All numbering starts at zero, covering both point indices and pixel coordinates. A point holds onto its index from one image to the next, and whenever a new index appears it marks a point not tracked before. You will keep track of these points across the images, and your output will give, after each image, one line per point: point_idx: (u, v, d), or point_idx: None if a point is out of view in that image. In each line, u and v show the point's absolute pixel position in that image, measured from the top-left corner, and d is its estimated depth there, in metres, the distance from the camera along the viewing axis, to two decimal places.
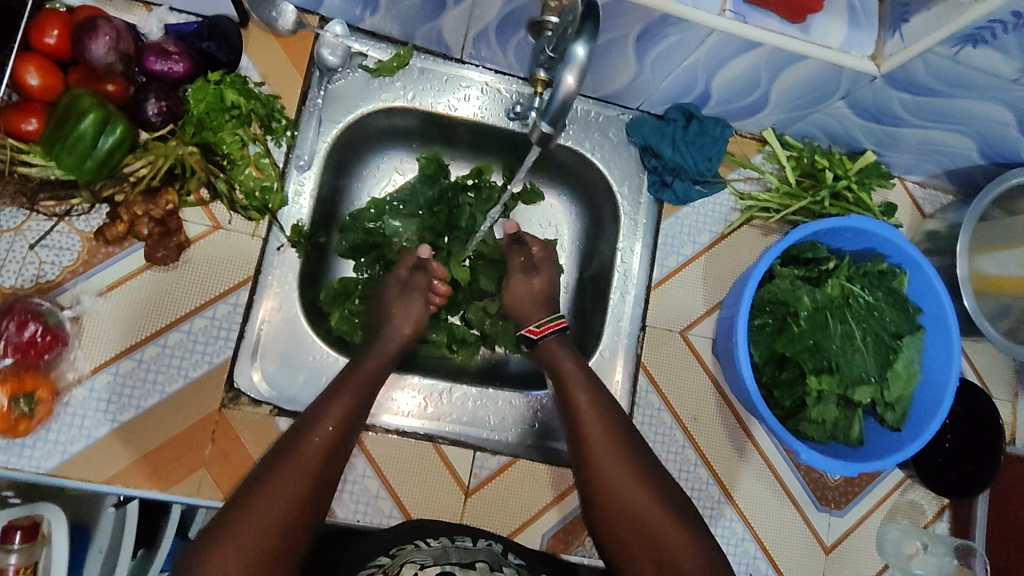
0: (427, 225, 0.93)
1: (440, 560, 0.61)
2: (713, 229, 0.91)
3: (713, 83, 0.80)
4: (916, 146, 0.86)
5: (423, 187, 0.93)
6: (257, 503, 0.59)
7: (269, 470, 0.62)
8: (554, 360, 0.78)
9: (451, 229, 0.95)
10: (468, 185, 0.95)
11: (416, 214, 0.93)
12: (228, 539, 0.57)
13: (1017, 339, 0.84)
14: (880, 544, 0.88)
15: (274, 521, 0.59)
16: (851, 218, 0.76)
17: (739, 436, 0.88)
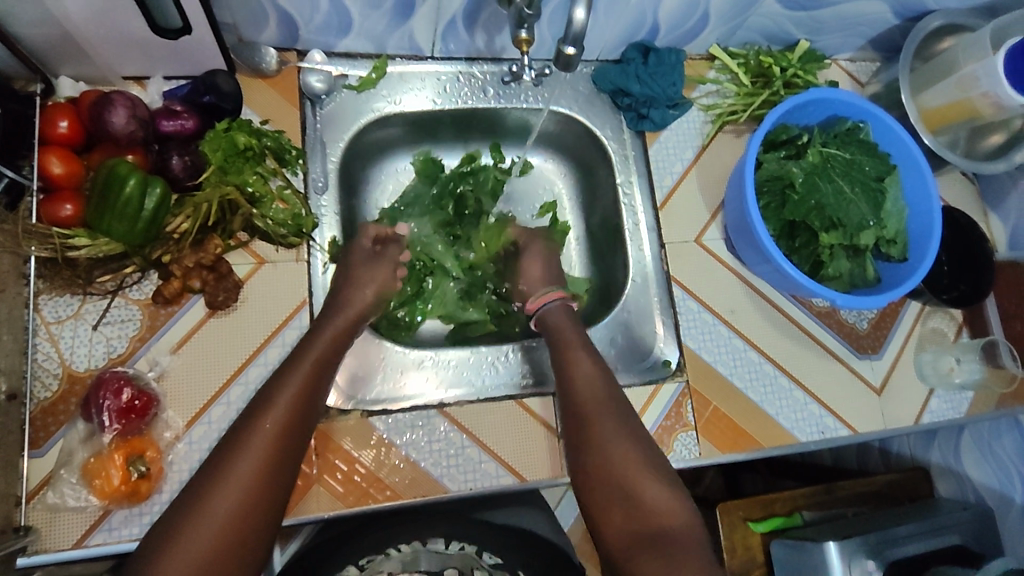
0: (440, 220, 1.01)
1: (410, 566, 0.79)
2: (695, 143, 1.00)
3: (660, 13, 0.91)
4: (839, 25, 0.99)
5: (424, 186, 1.01)
6: (212, 499, 0.59)
7: (223, 457, 0.62)
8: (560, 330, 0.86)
9: (461, 217, 1.02)
10: (464, 172, 1.03)
11: (426, 211, 1.01)
12: (183, 533, 0.57)
13: (974, 157, 0.98)
14: (920, 370, 0.98)
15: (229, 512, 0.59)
16: (812, 90, 0.87)
17: (776, 316, 0.95)
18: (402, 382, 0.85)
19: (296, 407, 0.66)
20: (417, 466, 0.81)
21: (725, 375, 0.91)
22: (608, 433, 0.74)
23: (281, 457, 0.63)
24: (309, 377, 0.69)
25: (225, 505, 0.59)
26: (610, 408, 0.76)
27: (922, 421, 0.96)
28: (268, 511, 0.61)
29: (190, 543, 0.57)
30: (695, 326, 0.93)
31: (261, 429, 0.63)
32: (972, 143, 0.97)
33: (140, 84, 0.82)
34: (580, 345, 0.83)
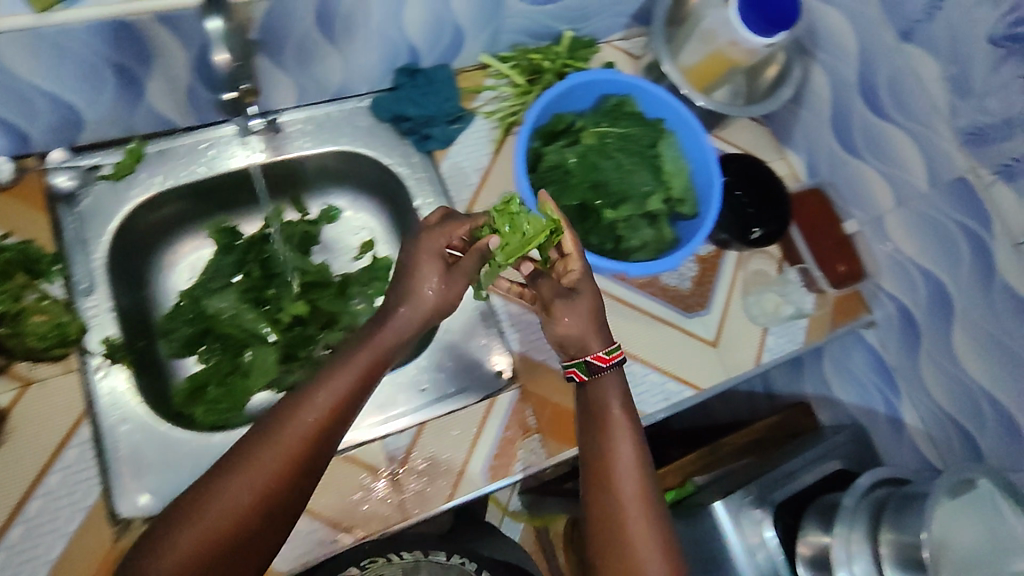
0: (246, 288, 0.98)
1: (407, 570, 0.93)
2: (485, 151, 1.00)
3: (410, 36, 0.90)
4: (594, 9, 1.01)
5: (222, 258, 0.99)
6: (222, 499, 0.61)
7: (237, 461, 0.62)
8: (603, 399, 0.75)
9: (270, 280, 1.00)
10: (266, 234, 1.01)
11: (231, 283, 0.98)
12: (189, 517, 0.60)
13: (752, 97, 1.02)
14: (749, 312, 1.00)
15: (219, 522, 0.60)
16: (570, 77, 0.89)
17: (599, 299, 0.96)
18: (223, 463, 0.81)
19: (319, 429, 0.64)
20: None
21: (560, 370, 0.91)
22: (629, 508, 0.69)
23: (296, 474, 0.63)
24: (358, 382, 0.68)
25: (221, 518, 0.60)
26: (635, 478, 0.71)
27: (763, 360, 0.98)
28: (279, 522, 0.63)
29: (194, 528, 0.60)
30: (521, 329, 0.92)
31: (280, 442, 0.63)
32: (750, 88, 1.02)
33: None
34: (619, 398, 0.75)
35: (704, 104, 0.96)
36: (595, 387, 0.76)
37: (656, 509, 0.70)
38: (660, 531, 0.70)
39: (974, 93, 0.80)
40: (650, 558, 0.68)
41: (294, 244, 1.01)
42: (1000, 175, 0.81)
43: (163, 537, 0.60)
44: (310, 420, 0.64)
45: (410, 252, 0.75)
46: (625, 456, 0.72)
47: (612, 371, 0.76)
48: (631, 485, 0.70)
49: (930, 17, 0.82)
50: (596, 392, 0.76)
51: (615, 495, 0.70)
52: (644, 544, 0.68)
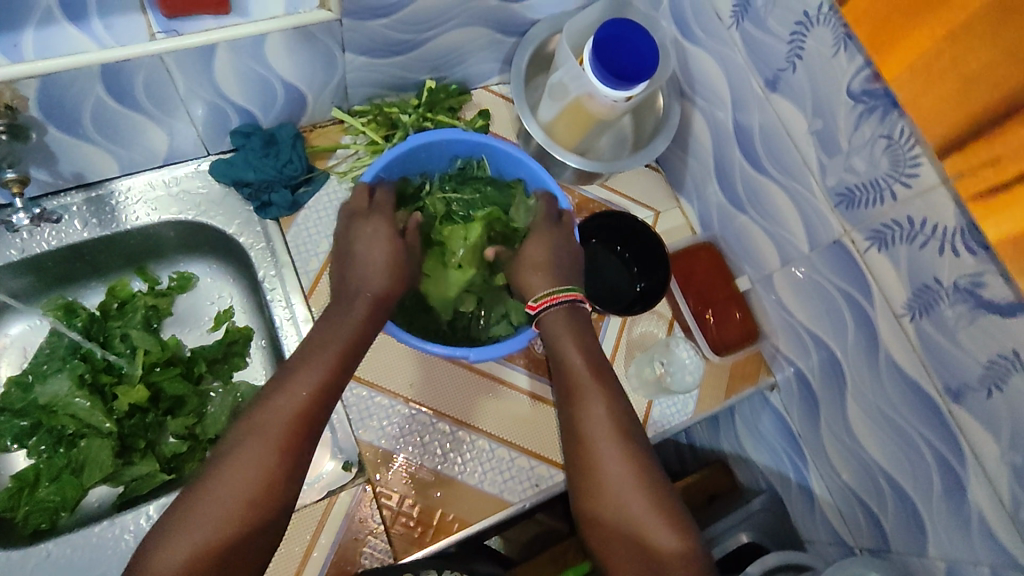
0: (81, 372, 0.89)
1: None
2: (339, 215, 0.92)
3: (232, 98, 0.83)
4: (453, 58, 0.93)
5: (55, 339, 0.90)
6: (222, 490, 0.61)
7: (231, 449, 0.64)
8: (560, 349, 0.76)
9: (112, 361, 0.91)
10: (111, 309, 0.94)
11: (65, 366, 0.88)
12: (186, 515, 0.61)
13: (639, 144, 0.99)
14: (629, 383, 0.92)
15: (242, 491, 0.62)
16: (410, 139, 0.82)
17: (458, 374, 0.88)
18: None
19: (313, 403, 0.67)
20: None
21: (413, 460, 0.83)
22: (605, 457, 0.70)
23: (293, 448, 0.65)
24: (331, 367, 0.69)
25: (235, 496, 0.61)
26: (608, 419, 0.71)
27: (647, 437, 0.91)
28: (276, 505, 0.63)
29: (193, 524, 0.60)
30: (371, 415, 0.84)
31: (269, 425, 0.65)
32: (636, 138, 1.00)
33: None
34: (578, 346, 0.76)
35: (574, 164, 0.90)
36: (546, 322, 0.77)
37: (635, 449, 0.70)
38: (639, 471, 0.69)
39: (841, 150, 0.73)
40: (638, 501, 0.67)
41: (138, 318, 0.93)
42: (873, 242, 0.73)
43: (166, 537, 0.60)
44: (294, 401, 0.66)
45: (349, 240, 0.78)
46: (595, 402, 0.73)
47: (552, 312, 0.77)
48: (600, 437, 0.70)
49: (792, 67, 0.76)
50: (553, 333, 0.77)
51: (589, 448, 0.70)
52: (627, 495, 0.68)
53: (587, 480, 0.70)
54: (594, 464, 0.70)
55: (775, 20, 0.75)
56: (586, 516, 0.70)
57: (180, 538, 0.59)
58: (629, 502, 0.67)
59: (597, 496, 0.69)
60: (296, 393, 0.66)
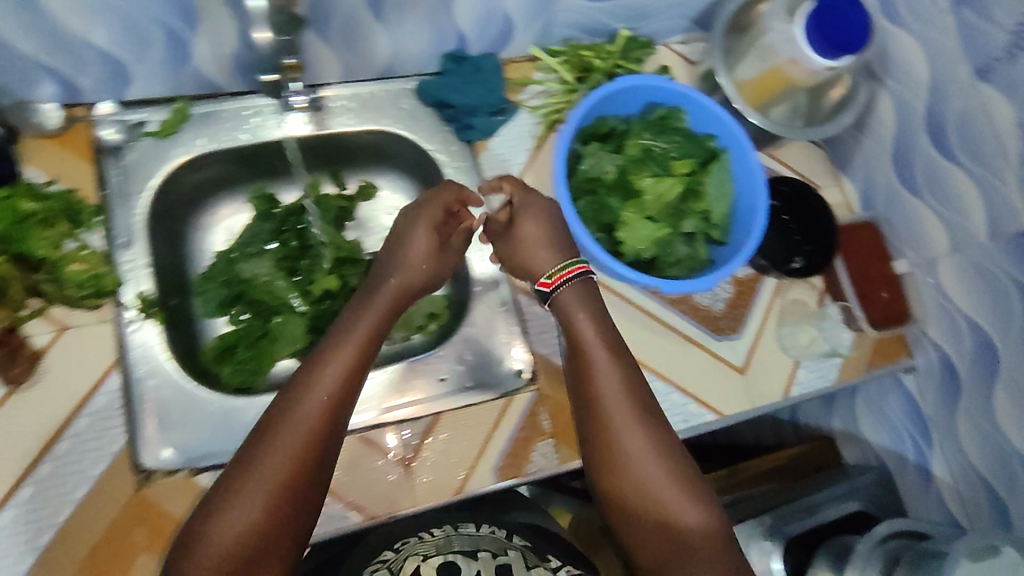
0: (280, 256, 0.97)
1: (444, 549, 0.70)
2: (528, 146, 0.98)
3: (458, 20, 0.88)
4: (653, 9, 0.97)
5: (260, 224, 0.98)
6: (272, 461, 0.59)
7: (270, 424, 0.61)
8: (568, 314, 0.75)
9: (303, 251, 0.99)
10: (304, 204, 0.99)
11: (266, 250, 0.97)
12: (211, 506, 0.57)
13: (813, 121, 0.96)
14: (780, 342, 0.97)
15: (294, 463, 0.59)
16: (617, 81, 0.85)
17: (625, 311, 0.94)
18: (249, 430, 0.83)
19: (349, 382, 0.65)
20: None
21: None
22: (620, 449, 0.67)
23: (323, 437, 0.61)
24: (353, 359, 0.66)
25: (281, 463, 0.59)
26: (636, 414, 0.68)
27: (791, 394, 0.96)
28: (313, 482, 0.61)
29: (255, 483, 0.58)
30: (544, 331, 0.92)
31: (322, 395, 0.63)
32: (812, 107, 0.96)
33: None
34: (603, 348, 0.72)
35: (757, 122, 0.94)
36: (559, 299, 0.76)
37: (660, 438, 0.68)
38: (668, 468, 0.67)
39: None
40: (665, 488, 0.65)
41: (330, 217, 1.00)
42: None
43: (215, 505, 0.57)
44: (337, 373, 0.65)
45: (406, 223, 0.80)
46: (614, 393, 0.69)
47: (563, 288, 0.76)
48: (634, 428, 0.68)
49: (1011, 57, 0.79)
50: (561, 307, 0.76)
51: (620, 433, 0.68)
52: (655, 488, 0.66)
53: (610, 465, 0.68)
54: (619, 463, 0.67)
55: (1001, 10, 0.78)
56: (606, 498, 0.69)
57: (230, 509, 0.57)
58: (655, 492, 0.65)
59: (625, 489, 0.67)
60: (337, 370, 0.65)
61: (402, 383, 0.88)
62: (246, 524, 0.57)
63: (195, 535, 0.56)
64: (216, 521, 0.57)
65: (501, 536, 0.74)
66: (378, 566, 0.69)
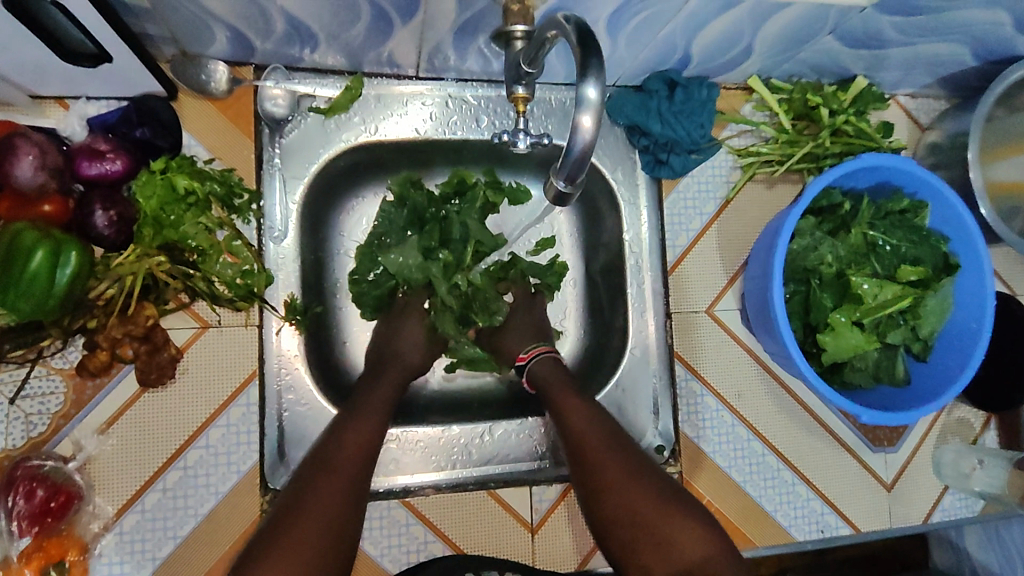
0: (422, 246, 0.80)
1: None
2: (717, 195, 0.86)
3: (694, 45, 0.74)
4: (905, 63, 0.82)
5: (395, 210, 0.80)
6: (301, 529, 0.58)
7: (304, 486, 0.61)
8: (544, 379, 0.76)
9: (445, 243, 0.81)
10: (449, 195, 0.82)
11: (406, 238, 0.80)
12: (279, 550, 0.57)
13: None
14: (937, 467, 0.89)
15: (331, 522, 0.59)
16: (866, 157, 0.73)
17: (783, 401, 0.86)
18: (379, 464, 0.76)
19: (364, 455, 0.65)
20: (374, 561, 0.75)
21: (723, 468, 0.84)
22: (606, 479, 0.68)
23: (355, 497, 0.62)
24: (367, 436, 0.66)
25: (321, 518, 0.59)
26: (613, 456, 0.69)
27: (931, 520, 0.89)
28: (349, 534, 0.60)
29: (284, 545, 0.57)
30: (696, 410, 0.84)
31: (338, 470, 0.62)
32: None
33: (60, 106, 0.68)
34: (576, 401, 0.73)
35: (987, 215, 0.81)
36: (534, 374, 0.77)
37: (634, 464, 0.69)
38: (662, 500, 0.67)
39: None
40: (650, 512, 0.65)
41: (479, 211, 0.81)
42: None
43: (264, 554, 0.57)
44: (352, 438, 0.65)
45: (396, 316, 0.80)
46: (590, 432, 0.71)
47: (535, 361, 0.77)
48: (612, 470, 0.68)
49: None
50: (540, 378, 0.77)
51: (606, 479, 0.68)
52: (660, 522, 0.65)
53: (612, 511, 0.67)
54: (606, 493, 0.67)
55: None
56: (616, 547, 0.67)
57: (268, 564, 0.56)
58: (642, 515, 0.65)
59: (615, 519, 0.66)
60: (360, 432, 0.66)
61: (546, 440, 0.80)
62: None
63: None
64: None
65: None
66: None
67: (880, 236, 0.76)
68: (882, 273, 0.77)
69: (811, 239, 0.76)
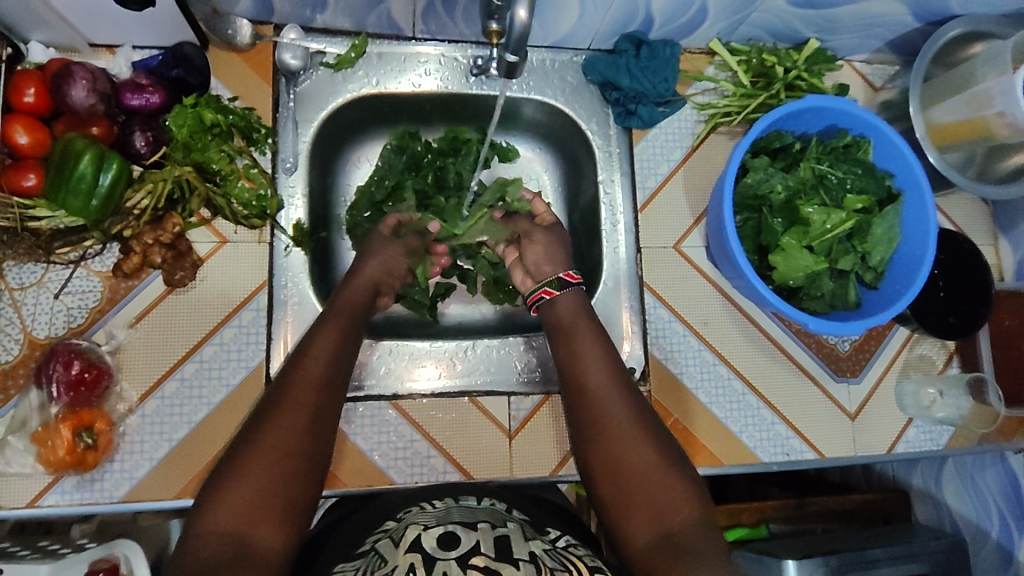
0: (419, 188, 0.95)
1: (443, 520, 0.62)
2: (684, 144, 0.95)
3: (653, 5, 0.84)
4: (854, 25, 0.91)
5: (394, 159, 0.95)
6: (251, 451, 0.60)
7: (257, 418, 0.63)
8: (560, 325, 0.80)
9: (441, 189, 0.96)
10: (443, 149, 0.96)
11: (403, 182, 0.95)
12: (240, 474, 0.59)
13: (988, 179, 0.91)
14: (898, 399, 0.94)
15: (279, 445, 0.61)
16: (809, 98, 0.81)
17: (748, 330, 0.93)
18: (369, 369, 0.85)
19: (318, 386, 0.66)
20: (366, 457, 0.82)
21: (691, 390, 0.90)
22: (612, 420, 0.70)
23: (313, 424, 0.64)
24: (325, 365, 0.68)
25: (277, 445, 0.61)
26: (620, 402, 0.71)
27: (895, 450, 0.93)
28: (309, 459, 0.62)
29: (247, 470, 0.59)
30: (664, 336, 0.91)
31: (294, 398, 0.64)
32: (987, 162, 0.91)
33: (110, 51, 0.81)
34: (591, 356, 0.76)
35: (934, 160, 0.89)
36: (555, 314, 0.81)
37: (636, 410, 0.71)
38: (655, 447, 0.68)
39: None
40: (647, 456, 0.67)
41: (472, 161, 0.96)
42: None
43: (227, 478, 0.58)
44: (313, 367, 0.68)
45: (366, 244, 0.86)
46: (596, 378, 0.74)
47: (569, 292, 0.82)
48: (619, 416, 0.70)
49: None
50: (554, 320, 0.81)
51: (609, 423, 0.70)
52: (651, 465, 0.66)
53: (607, 449, 0.68)
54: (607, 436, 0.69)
55: None
56: (601, 485, 0.67)
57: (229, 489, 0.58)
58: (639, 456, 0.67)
59: (613, 458, 0.68)
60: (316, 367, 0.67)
61: (523, 358, 0.88)
62: (243, 502, 0.57)
63: (206, 504, 0.57)
64: (203, 503, 0.57)
65: (502, 508, 0.68)
66: (379, 536, 0.62)
67: (826, 171, 0.84)
68: (832, 206, 0.84)
69: (762, 174, 0.83)
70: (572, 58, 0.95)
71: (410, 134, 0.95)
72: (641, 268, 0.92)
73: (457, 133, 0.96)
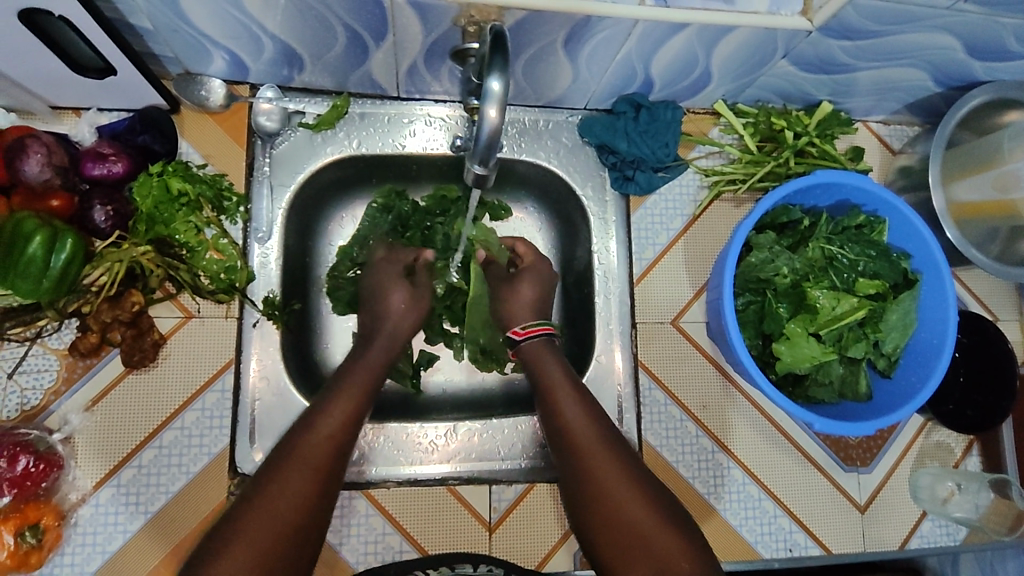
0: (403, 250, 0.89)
1: None
2: (685, 212, 0.90)
3: (653, 69, 0.79)
4: (872, 88, 0.85)
5: (379, 219, 0.88)
6: (255, 516, 0.57)
7: (265, 480, 0.59)
8: (538, 362, 0.74)
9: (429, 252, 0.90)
10: (433, 210, 0.91)
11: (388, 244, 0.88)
12: (239, 548, 0.55)
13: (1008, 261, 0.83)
14: (913, 491, 0.87)
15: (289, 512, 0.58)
16: (819, 174, 0.75)
17: (750, 415, 0.86)
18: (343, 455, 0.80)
19: (333, 454, 0.63)
20: (332, 547, 0.77)
21: (686, 478, 0.84)
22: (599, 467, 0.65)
23: (324, 496, 0.60)
24: (344, 429, 0.65)
25: (285, 520, 0.57)
26: (618, 471, 0.64)
27: (908, 546, 0.86)
28: (314, 534, 0.59)
29: (249, 543, 0.55)
30: (659, 421, 0.85)
31: (305, 464, 0.61)
32: (1010, 241, 0.83)
33: (75, 114, 0.77)
34: (571, 392, 0.71)
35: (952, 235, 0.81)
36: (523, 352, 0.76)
37: (622, 458, 0.66)
38: (652, 507, 0.63)
39: None
40: (634, 507, 0.62)
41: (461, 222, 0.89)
42: None
43: (226, 547, 0.55)
44: (329, 430, 0.63)
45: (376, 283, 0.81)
46: (580, 424, 0.68)
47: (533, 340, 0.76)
48: (623, 491, 0.63)
49: None
50: (529, 357, 0.76)
51: (612, 499, 0.63)
52: (651, 531, 0.61)
53: (609, 522, 0.62)
54: (593, 485, 0.64)
55: None
56: (602, 553, 0.63)
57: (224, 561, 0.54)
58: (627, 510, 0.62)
59: (599, 512, 0.63)
60: (329, 433, 0.63)
61: (509, 445, 0.83)
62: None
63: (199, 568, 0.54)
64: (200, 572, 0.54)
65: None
66: None
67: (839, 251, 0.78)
68: (842, 290, 0.78)
69: (767, 254, 0.77)
70: (567, 119, 0.89)
71: (397, 195, 0.88)
72: (636, 345, 0.86)
73: (445, 192, 0.90)
